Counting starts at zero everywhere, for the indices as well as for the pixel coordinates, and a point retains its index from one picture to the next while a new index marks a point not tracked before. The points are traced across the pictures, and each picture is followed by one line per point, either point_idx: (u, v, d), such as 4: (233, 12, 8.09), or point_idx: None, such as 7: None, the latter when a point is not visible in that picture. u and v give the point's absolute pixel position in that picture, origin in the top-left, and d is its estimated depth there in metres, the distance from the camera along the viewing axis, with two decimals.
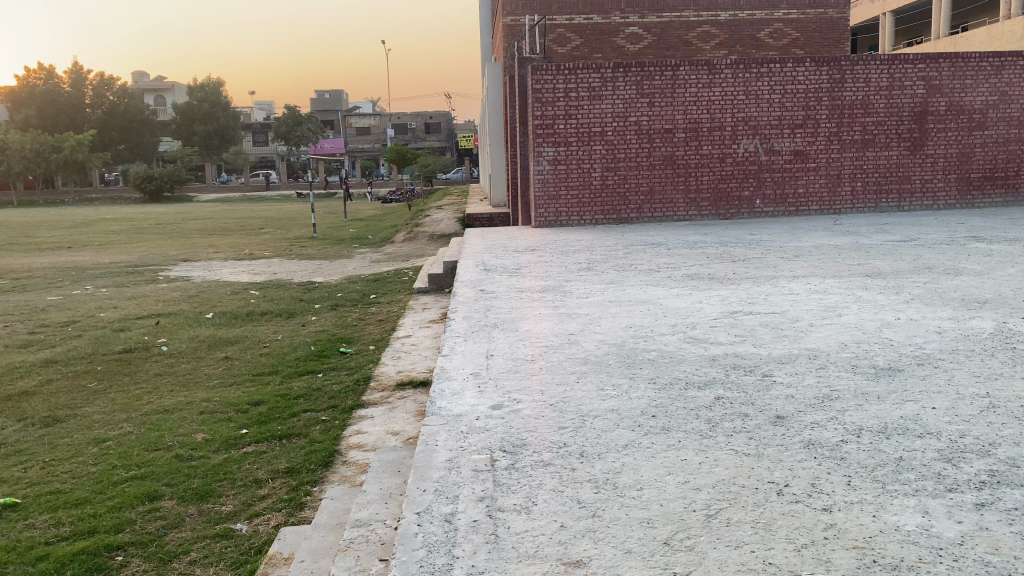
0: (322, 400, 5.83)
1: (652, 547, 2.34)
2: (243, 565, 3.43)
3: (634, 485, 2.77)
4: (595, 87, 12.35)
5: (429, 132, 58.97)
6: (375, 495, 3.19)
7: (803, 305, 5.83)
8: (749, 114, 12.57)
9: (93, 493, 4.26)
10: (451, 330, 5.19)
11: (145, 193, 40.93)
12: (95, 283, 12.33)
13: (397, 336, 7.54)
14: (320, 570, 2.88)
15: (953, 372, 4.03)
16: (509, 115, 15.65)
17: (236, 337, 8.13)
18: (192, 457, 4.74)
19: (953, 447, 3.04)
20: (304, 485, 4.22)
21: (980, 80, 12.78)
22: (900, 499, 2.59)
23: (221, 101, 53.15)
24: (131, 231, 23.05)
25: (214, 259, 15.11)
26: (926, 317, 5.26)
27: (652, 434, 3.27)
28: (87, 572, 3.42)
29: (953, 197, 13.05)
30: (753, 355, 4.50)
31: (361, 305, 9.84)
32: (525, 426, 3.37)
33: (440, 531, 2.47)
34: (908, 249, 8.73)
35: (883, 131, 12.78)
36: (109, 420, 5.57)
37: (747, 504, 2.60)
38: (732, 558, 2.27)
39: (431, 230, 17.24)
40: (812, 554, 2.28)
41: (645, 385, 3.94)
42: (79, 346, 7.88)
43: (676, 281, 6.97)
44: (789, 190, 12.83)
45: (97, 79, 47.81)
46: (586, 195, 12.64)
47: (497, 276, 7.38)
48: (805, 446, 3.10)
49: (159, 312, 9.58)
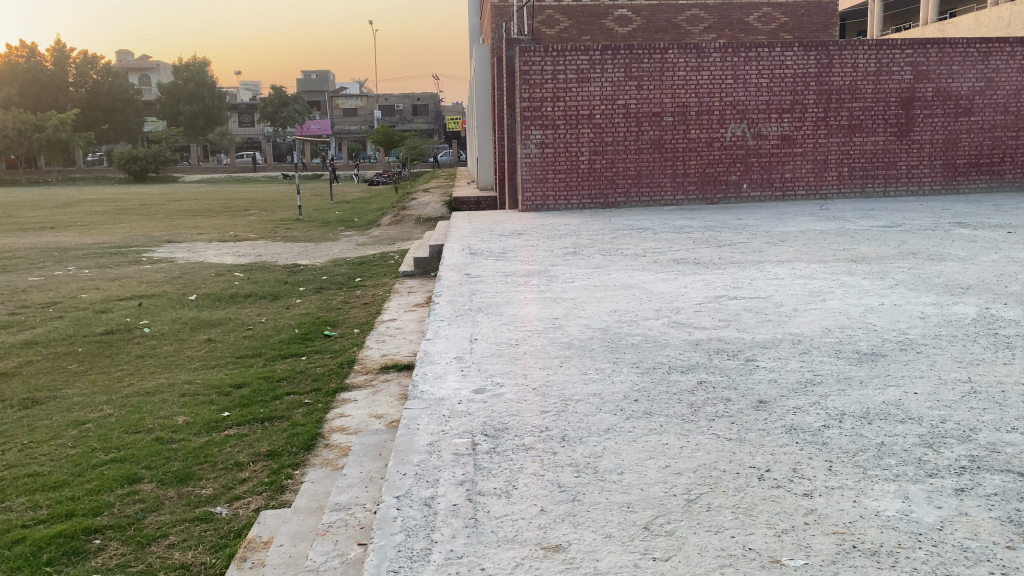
0: (305, 383, 5.81)
1: (631, 532, 2.32)
2: (222, 549, 3.40)
3: (614, 469, 2.76)
4: (583, 69, 12.26)
5: (417, 114, 58.90)
6: (355, 478, 3.16)
7: (788, 290, 5.83)
8: (736, 99, 12.54)
9: (72, 475, 4.22)
10: (434, 313, 5.16)
11: (128, 173, 40.58)
12: (77, 264, 12.22)
13: (382, 320, 7.51)
14: (298, 554, 2.85)
15: (935, 357, 4.04)
16: (498, 97, 15.57)
17: (219, 320, 8.07)
18: (172, 440, 4.71)
19: (934, 432, 3.04)
20: (286, 468, 4.20)
21: (967, 66, 12.79)
22: (880, 485, 2.59)
23: (207, 81, 52.69)
24: (114, 211, 22.87)
25: (198, 241, 15.03)
26: (910, 302, 5.27)
27: (633, 418, 3.26)
28: (63, 556, 3.38)
29: (938, 183, 13.11)
30: (736, 339, 4.49)
31: (346, 288, 9.79)
32: (508, 410, 3.35)
33: (419, 515, 2.46)
34: (893, 234, 8.74)
35: (870, 117, 12.79)
36: (89, 402, 5.52)
37: (728, 489, 2.59)
38: (712, 544, 2.25)
39: (417, 213, 17.17)
40: (792, 539, 2.27)
41: (629, 369, 3.93)
42: (60, 327, 7.81)
43: (662, 266, 6.95)
44: (776, 175, 12.84)
45: (81, 57, 47.32)
46: (573, 178, 12.59)
47: (484, 260, 7.35)
48: (787, 431, 3.09)
49: (141, 294, 9.52)
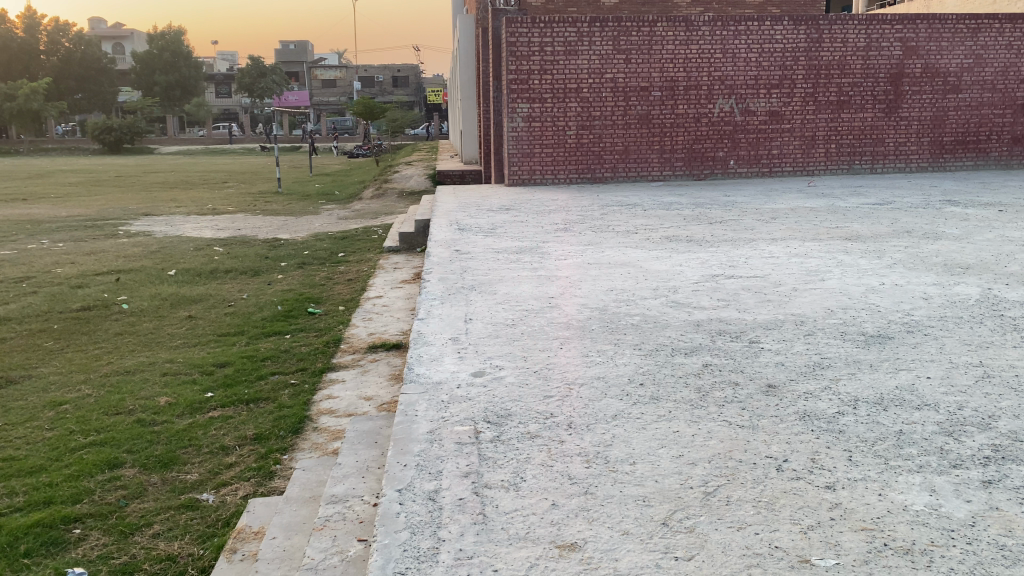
0: (290, 362, 5.65)
1: (649, 529, 2.20)
2: (211, 539, 3.26)
3: (626, 459, 2.63)
4: (571, 42, 12.03)
5: (397, 86, 58.21)
6: (351, 468, 3.01)
7: (785, 268, 5.72)
8: (725, 73, 12.39)
9: (49, 460, 4.05)
10: (425, 291, 5.01)
11: (103, 144, 39.89)
12: (52, 237, 11.93)
13: (368, 297, 7.35)
14: (293, 547, 2.71)
15: (943, 340, 3.94)
16: (482, 69, 15.34)
17: (200, 296, 7.88)
18: (154, 422, 4.54)
19: (952, 420, 2.94)
20: (274, 453, 4.06)
21: (956, 43, 12.70)
22: (905, 476, 2.48)
23: (183, 51, 51.79)
24: (88, 182, 22.44)
25: (176, 214, 14.73)
26: (911, 282, 5.17)
27: (641, 404, 3.13)
28: (42, 546, 3.23)
29: (925, 160, 13.07)
30: (737, 320, 4.38)
31: (329, 264, 9.59)
32: (508, 395, 3.21)
33: (423, 510, 2.32)
34: (885, 212, 8.66)
35: (859, 93, 12.69)
36: (66, 382, 5.34)
37: (746, 481, 2.47)
38: (736, 542, 2.13)
39: (400, 186, 16.92)
40: (820, 536, 2.15)
41: (631, 351, 3.80)
42: (35, 303, 7.59)
43: (656, 243, 6.83)
44: (763, 152, 12.74)
45: (52, 24, 46.20)
46: (559, 153, 12.41)
47: (473, 236, 7.21)
48: (801, 418, 2.98)
49: (119, 269, 9.28)
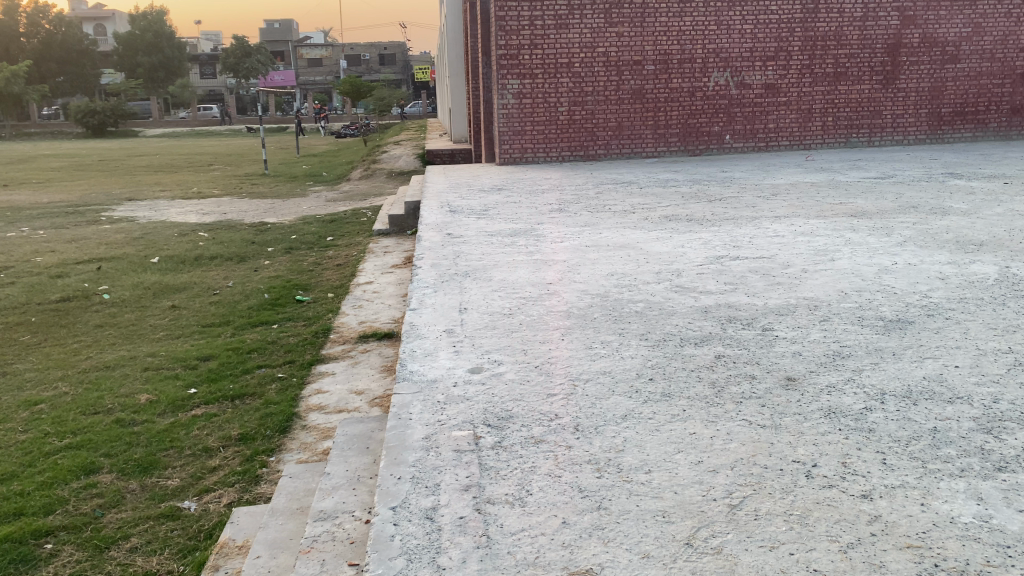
0: (277, 354, 5.40)
1: (671, 550, 1.98)
2: (192, 553, 3.04)
3: (641, 467, 2.41)
4: (562, 15, 11.72)
5: (384, 64, 57.82)
6: (342, 478, 2.78)
7: (792, 248, 5.50)
8: (719, 46, 12.10)
9: (22, 466, 3.81)
10: (416, 279, 4.77)
11: (88, 128, 39.30)
12: (33, 225, 11.60)
13: (357, 284, 7.10)
14: (278, 568, 2.49)
15: (967, 324, 3.73)
16: (471, 46, 15.01)
17: (183, 284, 7.62)
18: (135, 422, 4.30)
19: (989, 415, 2.72)
20: (260, 455, 3.83)
21: (953, 11, 12.47)
22: (947, 482, 2.27)
23: (164, 31, 51.12)
24: (70, 167, 22.04)
25: (160, 198, 14.41)
26: (924, 262, 4.94)
27: (653, 402, 2.90)
28: (11, 564, 3.00)
29: (923, 133, 12.86)
30: (748, 305, 4.16)
31: (317, 248, 9.32)
32: (510, 395, 2.98)
33: (420, 533, 2.09)
34: (887, 186, 8.43)
35: (856, 64, 12.43)
36: (42, 379, 5.09)
37: (775, 491, 2.25)
38: (770, 565, 1.92)
39: (389, 167, 16.62)
40: (862, 556, 1.94)
41: (638, 342, 3.57)
42: (13, 295, 7.30)
43: (655, 223, 6.59)
44: (759, 126, 12.50)
45: (31, 7, 45.42)
46: (552, 131, 12.12)
47: (464, 217, 6.97)
48: (827, 416, 2.76)
49: (100, 257, 8.98)
